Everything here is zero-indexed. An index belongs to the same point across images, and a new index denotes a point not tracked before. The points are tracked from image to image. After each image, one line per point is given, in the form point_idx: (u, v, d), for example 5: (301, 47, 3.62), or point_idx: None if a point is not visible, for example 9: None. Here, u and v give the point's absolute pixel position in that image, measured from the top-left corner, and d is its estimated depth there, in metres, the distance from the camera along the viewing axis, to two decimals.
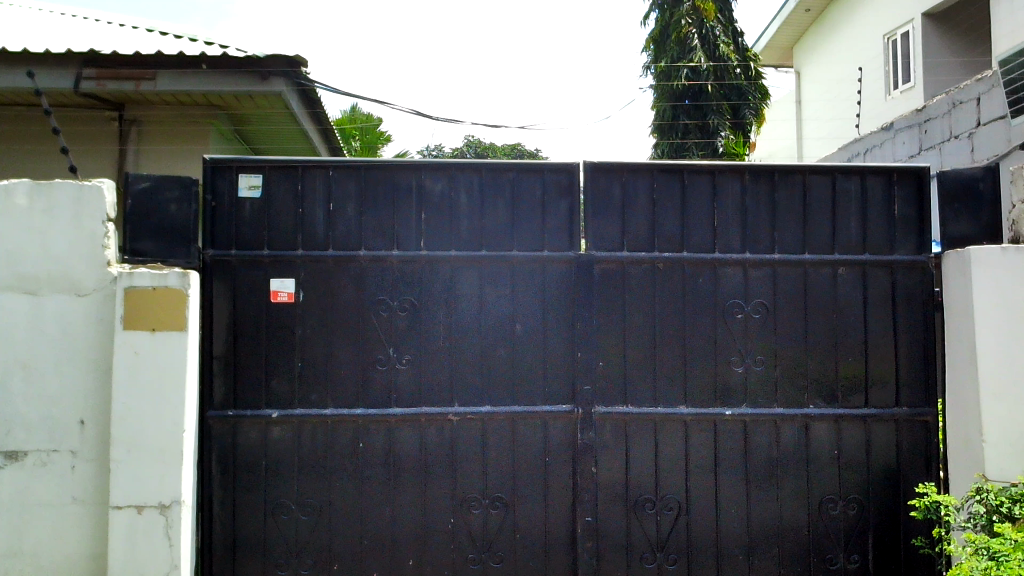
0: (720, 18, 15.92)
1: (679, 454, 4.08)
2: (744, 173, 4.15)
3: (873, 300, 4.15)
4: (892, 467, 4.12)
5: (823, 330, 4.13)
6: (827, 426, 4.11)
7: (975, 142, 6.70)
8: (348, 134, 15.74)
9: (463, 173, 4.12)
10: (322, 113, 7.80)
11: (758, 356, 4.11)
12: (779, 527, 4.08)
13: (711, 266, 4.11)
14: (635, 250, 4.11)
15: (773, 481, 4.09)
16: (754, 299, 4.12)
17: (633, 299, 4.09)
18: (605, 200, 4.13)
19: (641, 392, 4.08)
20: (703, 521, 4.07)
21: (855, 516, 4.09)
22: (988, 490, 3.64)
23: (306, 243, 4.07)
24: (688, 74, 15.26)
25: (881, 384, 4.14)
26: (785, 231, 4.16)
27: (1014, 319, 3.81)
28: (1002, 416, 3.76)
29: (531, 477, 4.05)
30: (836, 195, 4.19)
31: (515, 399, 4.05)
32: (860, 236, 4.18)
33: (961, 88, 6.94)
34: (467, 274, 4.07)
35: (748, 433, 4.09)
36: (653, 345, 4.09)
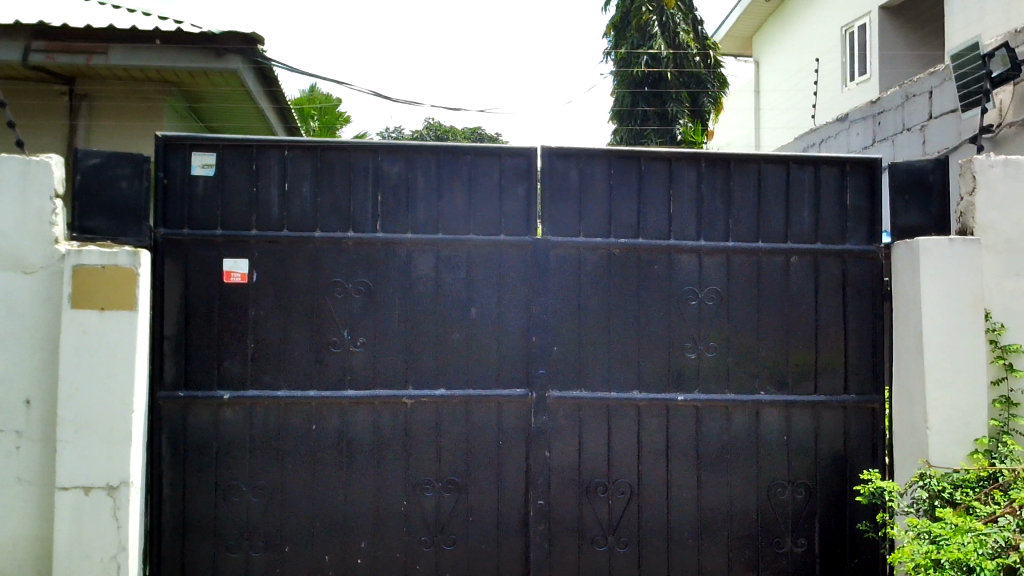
0: (680, 7, 15.95)
1: (632, 439, 4.12)
2: (700, 161, 4.19)
3: (824, 289, 4.21)
4: (840, 452, 4.19)
5: (775, 318, 4.18)
6: (778, 412, 4.17)
7: (927, 135, 6.80)
8: (307, 113, 15.56)
9: (420, 155, 4.10)
10: (280, 92, 7.69)
11: (711, 343, 4.15)
12: (728, 511, 4.14)
13: (666, 253, 4.14)
14: (592, 236, 4.13)
15: (724, 466, 4.14)
16: (708, 286, 4.16)
17: (588, 285, 4.11)
18: (562, 185, 4.13)
19: (596, 377, 4.10)
20: (655, 505, 4.11)
21: (802, 500, 4.17)
22: (931, 476, 3.74)
23: (262, 224, 4.03)
24: (648, 61, 15.22)
25: (831, 372, 4.20)
26: (739, 219, 4.20)
27: (960, 309, 3.90)
28: (945, 403, 3.85)
29: (485, 461, 4.06)
30: (790, 185, 4.24)
31: (469, 382, 4.05)
32: (812, 226, 4.24)
33: (914, 82, 7.03)
34: (423, 258, 4.06)
35: (700, 418, 4.14)
36: (608, 331, 4.11)
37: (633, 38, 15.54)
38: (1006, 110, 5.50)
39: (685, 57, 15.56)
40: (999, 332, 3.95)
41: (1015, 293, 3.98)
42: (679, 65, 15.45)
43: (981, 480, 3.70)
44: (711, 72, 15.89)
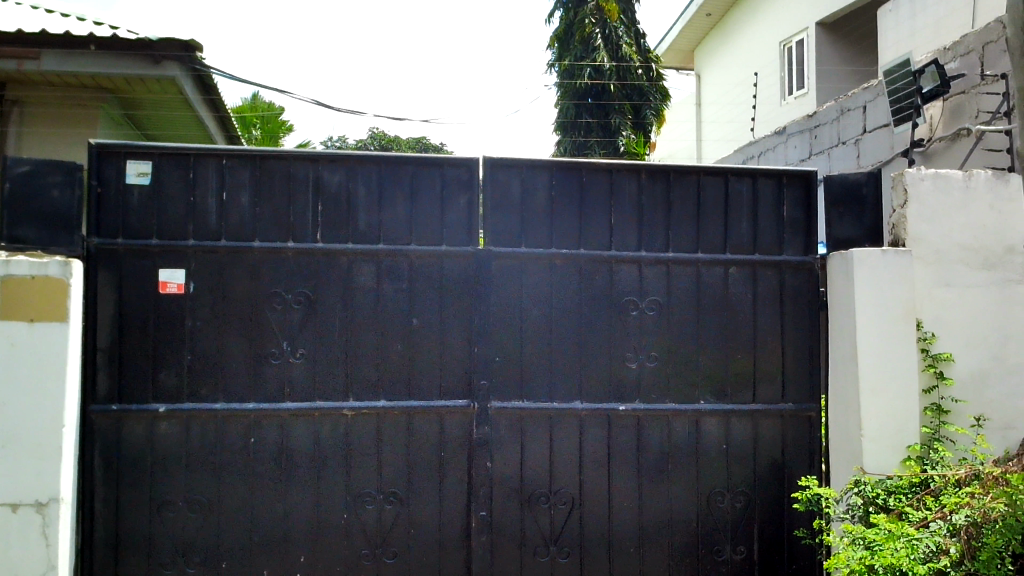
0: (624, 20, 16.07)
1: (574, 449, 4.13)
2: (641, 173, 4.23)
3: (762, 299, 4.27)
4: (777, 460, 4.25)
5: (714, 328, 4.23)
6: (717, 421, 4.21)
7: (861, 148, 6.95)
8: (249, 121, 15.36)
9: (361, 165, 4.07)
10: (219, 100, 7.59)
11: (651, 352, 4.18)
12: (669, 520, 4.17)
13: (607, 263, 4.17)
14: (533, 246, 4.13)
15: (665, 475, 4.17)
16: (648, 296, 4.20)
17: (530, 295, 4.12)
18: (504, 197, 4.14)
19: (537, 387, 4.11)
20: (596, 515, 4.12)
21: (741, 508, 4.21)
22: (866, 483, 3.81)
23: (198, 233, 3.97)
24: (592, 74, 15.29)
25: (769, 381, 4.26)
26: (679, 230, 4.25)
27: (893, 319, 3.98)
28: (879, 411, 3.93)
29: (426, 473, 4.03)
30: (729, 196, 4.30)
31: (411, 393, 4.03)
32: (750, 237, 4.30)
33: (849, 96, 7.18)
34: (365, 268, 4.03)
35: (641, 428, 4.17)
36: (549, 341, 4.12)
37: (577, 50, 15.63)
38: (937, 125, 5.65)
39: (628, 69, 15.67)
40: (930, 341, 4.04)
41: (945, 303, 4.09)
42: (623, 78, 15.56)
43: (913, 486, 3.78)
44: (654, 85, 16.03)
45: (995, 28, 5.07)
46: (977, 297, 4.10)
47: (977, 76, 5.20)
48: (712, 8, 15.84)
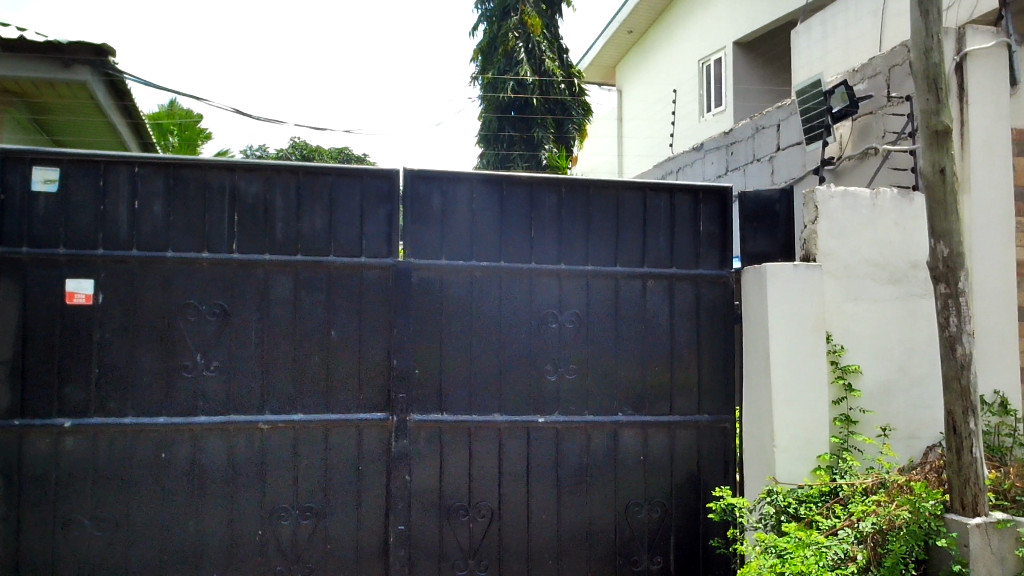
0: (545, 35, 16.07)
1: (493, 462, 4.12)
2: (561, 187, 4.27)
3: (679, 312, 4.34)
4: (693, 471, 4.31)
5: (632, 341, 4.28)
6: (635, 433, 4.25)
7: (775, 165, 7.12)
8: (166, 128, 15.02)
9: (279, 175, 4.01)
10: (132, 106, 7.42)
11: (570, 365, 4.21)
12: (587, 532, 4.19)
13: (527, 276, 4.19)
14: (454, 259, 4.13)
15: (583, 487, 4.20)
16: (567, 309, 4.23)
17: (450, 308, 4.11)
18: (424, 208, 4.13)
19: (457, 400, 4.09)
20: (515, 528, 4.12)
21: (658, 519, 4.27)
22: (778, 493, 3.90)
23: (108, 242, 3.86)
24: (513, 87, 15.23)
25: (685, 393, 4.32)
26: (598, 243, 4.30)
27: (804, 331, 4.09)
28: (791, 422, 4.03)
29: (343, 487, 3.98)
30: (647, 211, 4.37)
31: (328, 406, 3.98)
32: (668, 250, 4.37)
33: (763, 114, 7.35)
34: (282, 279, 3.97)
35: (560, 440, 4.18)
36: (469, 353, 4.12)
37: (500, 63, 15.58)
38: (846, 143, 5.84)
39: (551, 84, 15.68)
40: (839, 353, 4.16)
41: (854, 316, 4.22)
42: (545, 92, 15.55)
43: (823, 495, 3.87)
44: (575, 100, 16.03)
45: (900, 52, 5.26)
46: (883, 311, 4.25)
47: (883, 98, 5.39)
48: (634, 25, 16.05)
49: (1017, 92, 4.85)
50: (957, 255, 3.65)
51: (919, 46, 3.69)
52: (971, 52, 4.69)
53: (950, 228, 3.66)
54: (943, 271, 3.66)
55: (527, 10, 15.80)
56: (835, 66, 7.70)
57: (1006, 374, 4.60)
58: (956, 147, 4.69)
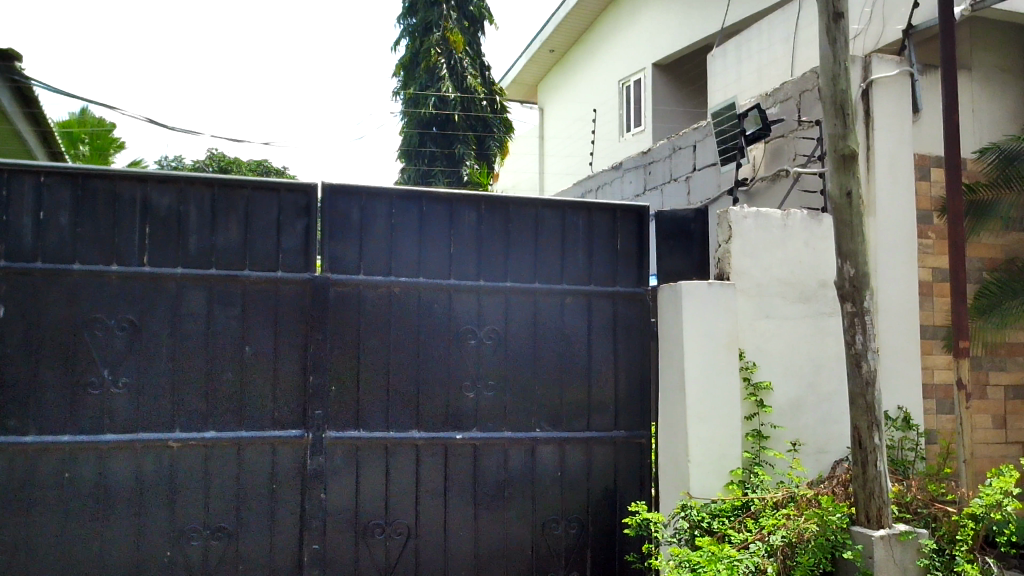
0: (468, 51, 15.57)
1: (409, 478, 4.09)
2: (480, 204, 4.28)
3: (596, 329, 4.39)
4: (610, 487, 4.35)
5: (549, 358, 4.31)
6: (552, 449, 4.27)
7: (691, 186, 7.25)
8: (76, 137, 14.53)
9: (193, 188, 3.94)
10: (41, 113, 7.22)
11: (488, 382, 4.21)
12: (504, 549, 4.19)
13: (445, 291, 4.19)
14: (372, 274, 4.10)
15: (500, 504, 4.20)
16: (486, 325, 4.24)
17: (367, 324, 4.07)
18: (343, 223, 4.09)
19: (374, 416, 4.05)
20: (432, 546, 4.09)
21: (575, 535, 4.29)
22: (692, 507, 3.95)
23: (11, 254, 3.73)
24: (436, 104, 14.81)
25: (602, 409, 4.36)
26: (517, 260, 4.32)
27: (718, 347, 4.18)
28: (705, 437, 4.10)
29: (256, 506, 3.90)
30: (565, 229, 4.41)
31: (242, 423, 3.90)
32: (586, 268, 4.42)
33: (680, 135, 7.49)
34: (195, 294, 3.89)
35: (478, 456, 4.17)
36: (387, 368, 4.09)
37: (421, 79, 15.15)
38: (759, 165, 5.99)
39: (472, 101, 15.22)
40: (751, 370, 4.24)
41: (765, 333, 4.33)
42: (466, 109, 15.09)
43: (736, 509, 3.94)
44: (496, 117, 15.69)
45: (811, 78, 5.46)
46: (793, 328, 4.38)
47: (794, 121, 5.57)
48: (556, 44, 16.01)
49: (918, 118, 5.06)
50: (862, 275, 3.77)
51: (827, 73, 3.82)
52: (876, 79, 4.89)
53: (856, 249, 3.78)
54: (849, 290, 3.78)
55: (449, 26, 15.33)
56: (750, 89, 7.86)
57: (909, 390, 4.78)
58: (862, 170, 4.86)
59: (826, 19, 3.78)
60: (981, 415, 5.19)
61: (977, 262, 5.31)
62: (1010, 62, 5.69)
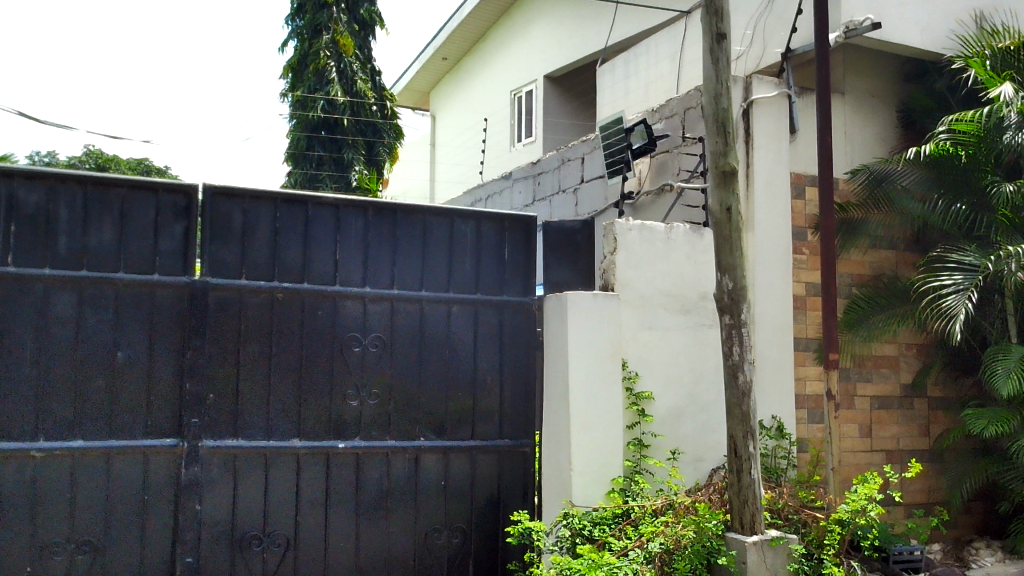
0: (358, 55, 14.98)
1: (290, 489, 3.99)
2: (367, 210, 4.23)
3: (482, 338, 4.39)
4: (493, 495, 4.36)
5: (435, 366, 4.29)
6: (436, 458, 4.26)
7: (579, 198, 7.33)
8: None
9: (65, 185, 3.76)
10: None
11: (373, 390, 4.16)
12: (385, 558, 4.14)
13: (330, 297, 4.12)
14: (254, 278, 4.01)
15: (381, 513, 4.14)
16: (371, 333, 4.19)
17: (249, 329, 3.98)
18: (224, 226, 3.98)
19: (253, 425, 3.95)
20: (311, 557, 4.01)
21: (458, 544, 4.28)
22: (574, 515, 3.98)
23: None
24: (324, 106, 14.17)
25: (487, 418, 4.37)
26: (404, 267, 4.29)
27: (602, 357, 4.24)
28: (588, 446, 4.14)
29: (126, 518, 3.75)
30: (453, 238, 4.40)
31: (111, 432, 3.74)
32: (473, 277, 4.42)
33: (569, 148, 7.55)
34: (64, 296, 3.72)
35: (360, 466, 4.12)
36: (268, 374, 4.00)
37: (310, 81, 14.45)
38: (645, 179, 6.11)
39: (361, 105, 14.66)
40: (633, 380, 4.34)
41: (648, 344, 4.42)
42: (355, 114, 14.50)
43: (616, 517, 4.03)
44: (387, 122, 15.13)
45: (695, 95, 5.62)
46: (673, 339, 4.50)
47: (679, 137, 5.72)
48: (449, 52, 15.89)
49: (795, 139, 5.27)
50: (740, 288, 3.89)
51: (710, 92, 3.93)
52: (757, 99, 5.06)
53: (735, 263, 3.90)
54: (728, 303, 3.89)
55: (339, 29, 14.66)
56: (637, 104, 8.00)
57: (782, 401, 4.95)
58: (742, 187, 5.02)
59: (709, 40, 3.91)
60: (848, 424, 5.42)
61: (847, 278, 5.56)
62: (880, 89, 5.97)
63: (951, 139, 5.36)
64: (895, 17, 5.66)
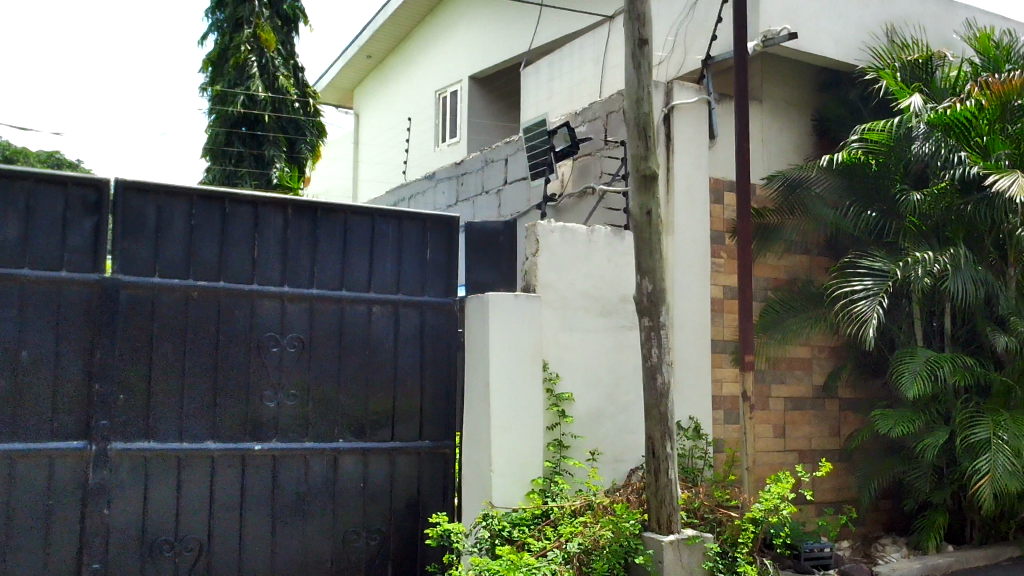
0: (280, 52, 14.08)
1: (203, 492, 3.90)
2: (286, 208, 4.17)
3: (403, 338, 4.36)
4: (413, 496, 4.33)
5: (355, 367, 4.24)
6: (355, 459, 4.21)
7: (502, 199, 7.33)
8: None
9: None
10: None
11: (291, 391, 4.09)
12: (301, 562, 4.07)
13: (246, 297, 4.04)
14: (168, 277, 3.91)
15: (298, 516, 4.08)
16: (290, 333, 4.12)
17: (163, 329, 3.88)
18: (137, 222, 3.87)
19: (165, 426, 3.85)
20: (225, 561, 3.92)
21: (376, 546, 4.24)
22: (493, 516, 3.96)
23: None
24: (245, 102, 13.20)
25: (407, 419, 4.34)
26: (323, 267, 4.23)
27: (523, 358, 4.24)
28: (508, 448, 4.14)
29: (29, 523, 3.60)
30: (375, 237, 4.36)
31: (14, 435, 3.60)
32: (394, 277, 4.38)
33: (492, 149, 7.55)
34: None
35: (277, 468, 4.04)
36: (182, 375, 3.90)
37: (230, 76, 13.50)
38: (567, 181, 6.15)
39: (283, 102, 13.76)
40: (554, 381, 4.37)
41: (568, 345, 4.46)
42: (277, 110, 13.59)
43: (535, 517, 4.04)
44: (309, 119, 14.19)
45: (617, 100, 5.69)
46: (593, 340, 4.54)
47: (601, 140, 5.78)
48: (374, 50, 15.74)
49: (714, 145, 5.37)
50: (659, 291, 3.94)
51: (631, 96, 3.97)
52: (677, 105, 5.14)
53: (654, 265, 3.95)
54: (647, 306, 3.93)
55: (260, 23, 13.69)
56: (561, 107, 8.04)
57: (699, 402, 5.03)
58: (662, 191, 5.09)
59: (631, 45, 3.95)
60: (763, 425, 5.54)
61: (763, 282, 5.69)
62: (795, 98, 6.13)
63: (863, 148, 5.51)
64: (810, 27, 5.81)
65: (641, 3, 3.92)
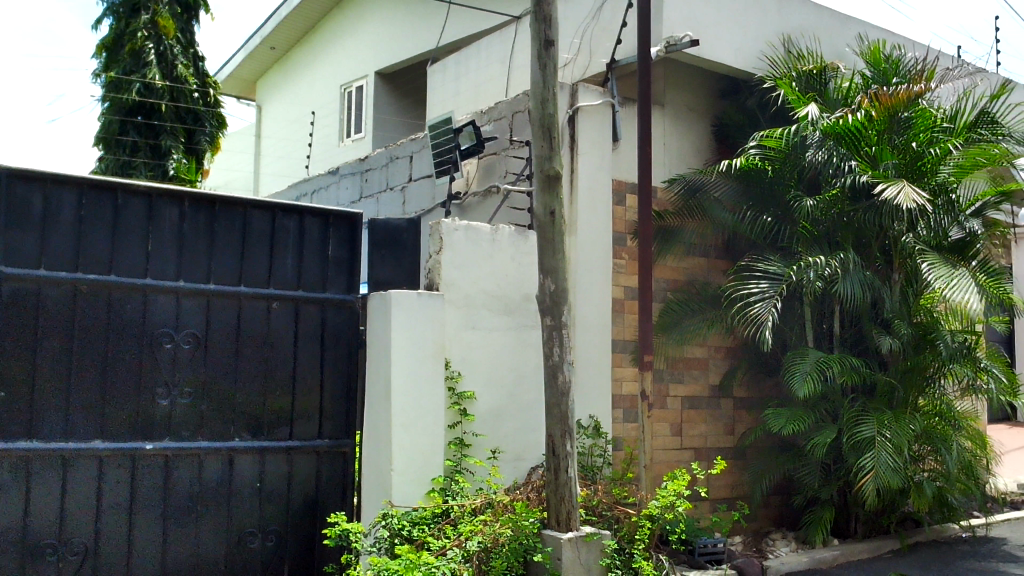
0: (180, 39, 13.23)
1: (89, 493, 3.75)
2: (182, 200, 4.06)
3: (303, 336, 4.29)
4: (311, 496, 4.27)
5: (252, 365, 4.15)
6: (251, 458, 4.12)
7: (406, 196, 7.28)
8: None
9: None
10: None
11: (185, 389, 3.98)
12: (194, 564, 3.96)
13: (139, 291, 3.91)
14: (54, 270, 3.74)
15: (191, 517, 3.96)
16: (185, 329, 4.00)
17: (48, 323, 3.72)
18: (22, 212, 3.70)
19: (50, 425, 3.70)
20: (112, 564, 3.78)
21: (272, 547, 4.16)
22: (393, 516, 3.92)
23: None
24: (140, 89, 12.42)
25: (306, 418, 4.27)
26: (221, 261, 4.12)
27: (425, 357, 4.22)
28: (409, 447, 4.11)
29: None
30: (275, 232, 4.27)
31: None
32: (295, 273, 4.30)
33: (398, 145, 7.48)
34: None
35: (169, 468, 3.92)
36: (69, 372, 3.75)
37: (126, 62, 12.65)
38: (472, 179, 6.14)
39: (182, 91, 12.96)
40: (456, 380, 4.36)
41: (470, 344, 4.46)
42: (174, 99, 12.80)
43: (435, 516, 4.02)
44: (210, 110, 13.38)
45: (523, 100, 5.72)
46: (495, 339, 4.56)
47: (507, 140, 5.81)
48: (278, 42, 15.44)
49: (617, 147, 5.45)
50: (561, 291, 3.97)
51: (537, 97, 4.00)
52: (582, 107, 5.20)
53: (556, 265, 3.98)
54: (549, 305, 3.96)
55: (159, 9, 12.85)
56: (466, 106, 8.04)
57: (599, 401, 5.10)
58: (566, 191, 5.14)
59: (538, 46, 3.97)
60: (660, 423, 5.65)
61: (662, 283, 5.80)
62: (696, 104, 6.27)
63: (760, 154, 5.67)
64: (711, 36, 5.95)
65: (547, 6, 3.96)
